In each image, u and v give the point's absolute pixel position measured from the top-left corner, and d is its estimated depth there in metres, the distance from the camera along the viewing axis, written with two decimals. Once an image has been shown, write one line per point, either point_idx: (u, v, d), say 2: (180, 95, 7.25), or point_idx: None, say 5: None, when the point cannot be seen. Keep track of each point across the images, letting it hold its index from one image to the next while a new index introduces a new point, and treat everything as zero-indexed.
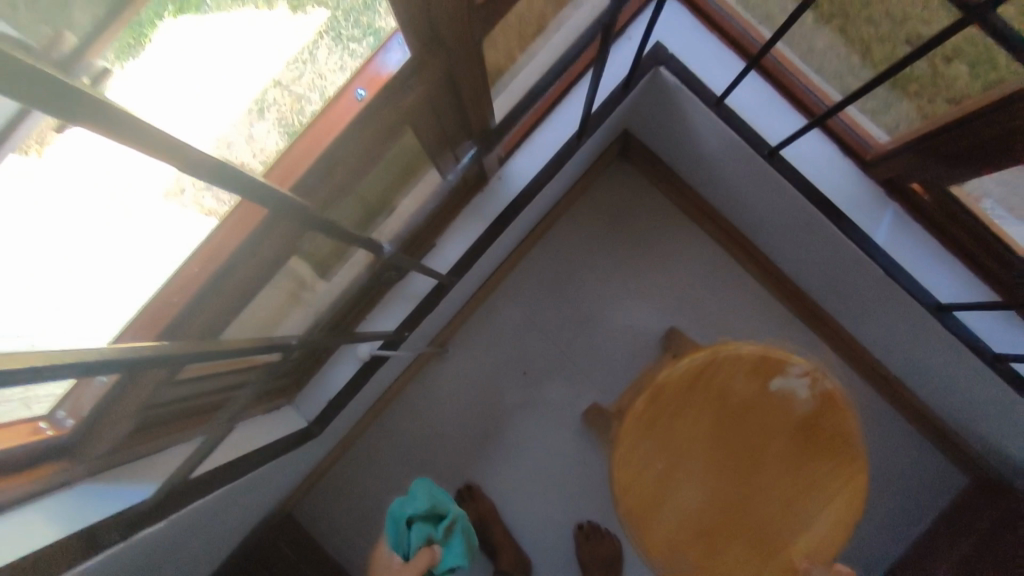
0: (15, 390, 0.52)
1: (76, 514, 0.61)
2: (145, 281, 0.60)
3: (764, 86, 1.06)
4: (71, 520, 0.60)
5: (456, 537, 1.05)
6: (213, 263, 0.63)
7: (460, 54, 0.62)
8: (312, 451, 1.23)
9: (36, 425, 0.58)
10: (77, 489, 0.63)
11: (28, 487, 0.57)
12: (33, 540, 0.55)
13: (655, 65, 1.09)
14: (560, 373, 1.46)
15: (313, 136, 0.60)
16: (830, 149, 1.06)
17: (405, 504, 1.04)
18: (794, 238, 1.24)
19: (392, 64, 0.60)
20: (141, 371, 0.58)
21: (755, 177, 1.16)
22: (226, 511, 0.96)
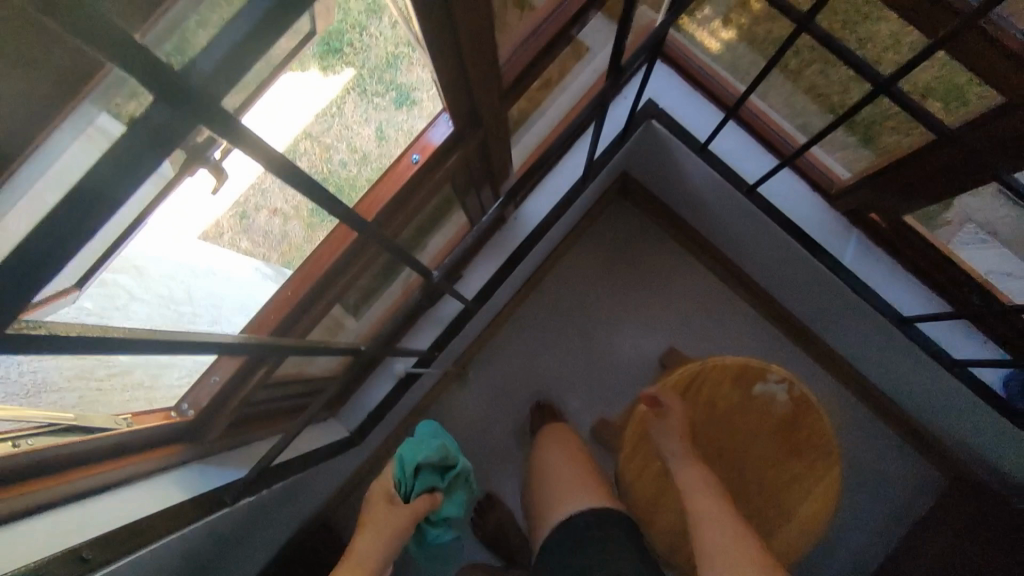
0: (159, 383, 0.69)
1: (191, 486, 0.77)
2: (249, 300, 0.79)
3: (741, 134, 1.25)
4: (190, 489, 0.76)
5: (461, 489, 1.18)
6: (302, 288, 0.83)
7: (490, 122, 0.81)
8: (351, 461, 1.38)
9: (168, 413, 0.75)
10: (189, 468, 0.79)
11: (160, 461, 0.74)
12: (165, 500, 0.71)
13: (647, 118, 1.28)
14: (572, 390, 1.61)
15: (387, 181, 0.79)
16: (800, 186, 1.24)
17: (416, 450, 1.09)
18: (775, 264, 1.41)
19: (440, 135, 0.78)
20: (248, 371, 0.76)
21: (737, 211, 1.34)
22: (285, 507, 1.11)
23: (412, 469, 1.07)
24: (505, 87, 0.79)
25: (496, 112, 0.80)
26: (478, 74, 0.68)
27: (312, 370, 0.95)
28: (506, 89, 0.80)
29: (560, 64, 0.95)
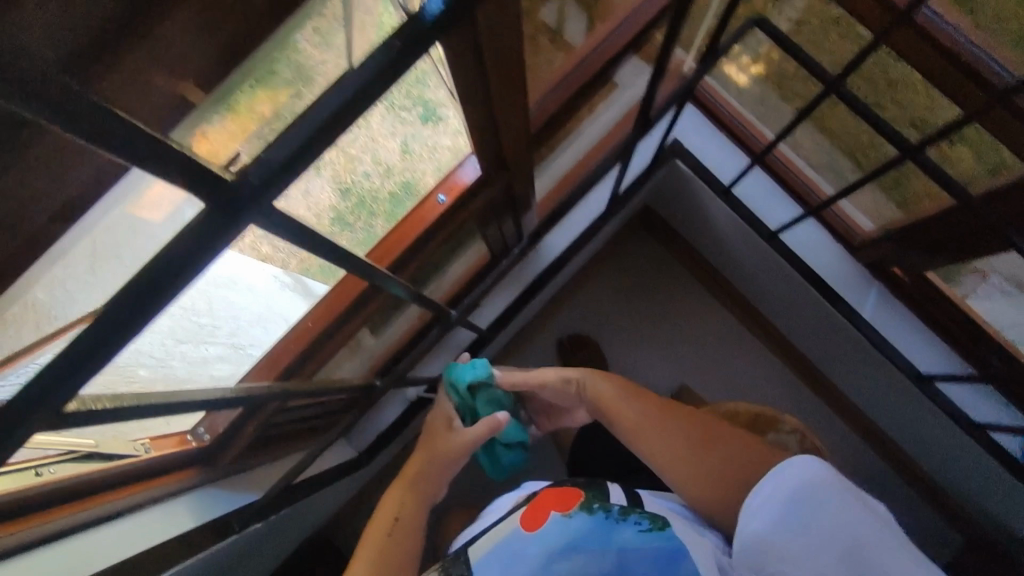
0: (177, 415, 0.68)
1: (201, 510, 0.80)
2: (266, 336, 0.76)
3: (766, 180, 1.25)
4: (199, 514, 0.79)
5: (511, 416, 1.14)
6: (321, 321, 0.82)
7: (516, 162, 0.81)
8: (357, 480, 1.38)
9: (184, 437, 0.75)
10: (202, 491, 0.81)
11: (175, 486, 0.76)
12: (173, 528, 0.73)
13: (673, 157, 1.30)
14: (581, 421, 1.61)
15: (405, 226, 0.77)
16: (823, 236, 1.24)
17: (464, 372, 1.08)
18: (794, 309, 1.40)
19: (468, 176, 0.77)
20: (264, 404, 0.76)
21: (757, 254, 1.35)
22: (289, 526, 1.11)
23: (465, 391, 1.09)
24: (533, 134, 0.80)
25: (523, 158, 0.81)
26: (508, 126, 0.69)
27: (326, 395, 0.97)
28: (534, 135, 0.81)
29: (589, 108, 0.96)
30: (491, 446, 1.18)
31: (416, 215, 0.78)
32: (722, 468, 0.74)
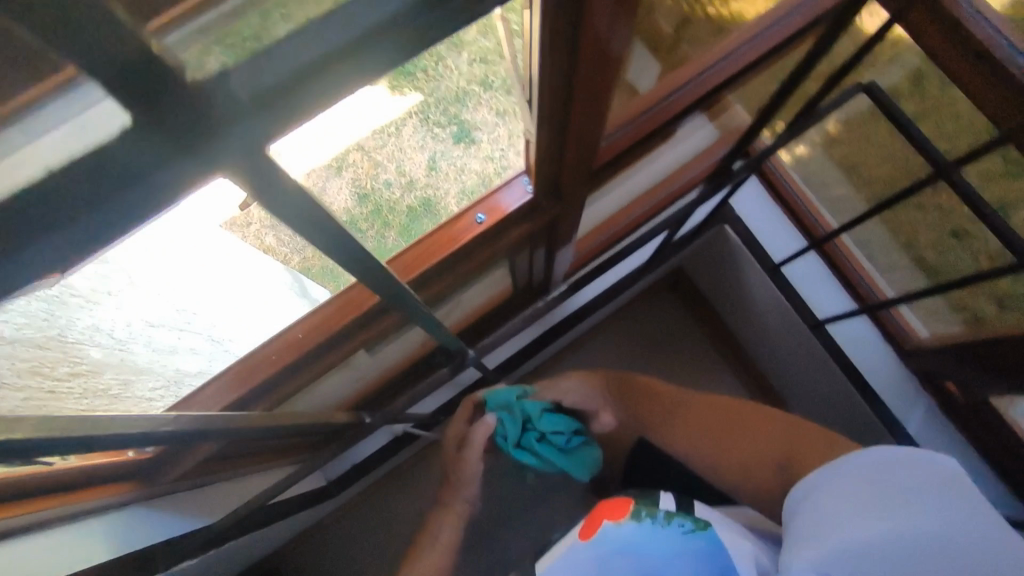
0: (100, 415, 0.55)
1: (124, 533, 0.63)
2: (238, 316, 0.66)
3: (818, 264, 1.14)
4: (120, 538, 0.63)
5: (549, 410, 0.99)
6: (317, 331, 0.71)
7: (571, 191, 0.69)
8: (318, 513, 1.22)
9: (124, 447, 0.61)
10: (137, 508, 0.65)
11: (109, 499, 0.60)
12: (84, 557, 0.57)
13: (722, 222, 1.22)
14: None
15: (434, 242, 0.68)
16: (873, 334, 1.12)
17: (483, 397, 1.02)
18: (828, 409, 1.27)
19: (514, 199, 0.69)
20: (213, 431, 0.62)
21: (797, 344, 1.23)
22: (229, 560, 0.95)
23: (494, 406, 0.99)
24: (598, 163, 0.69)
25: (581, 188, 0.71)
26: (578, 147, 0.59)
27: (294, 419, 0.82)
28: (598, 165, 0.70)
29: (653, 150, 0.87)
30: (553, 442, 0.96)
31: (448, 234, 0.69)
32: (777, 437, 0.76)
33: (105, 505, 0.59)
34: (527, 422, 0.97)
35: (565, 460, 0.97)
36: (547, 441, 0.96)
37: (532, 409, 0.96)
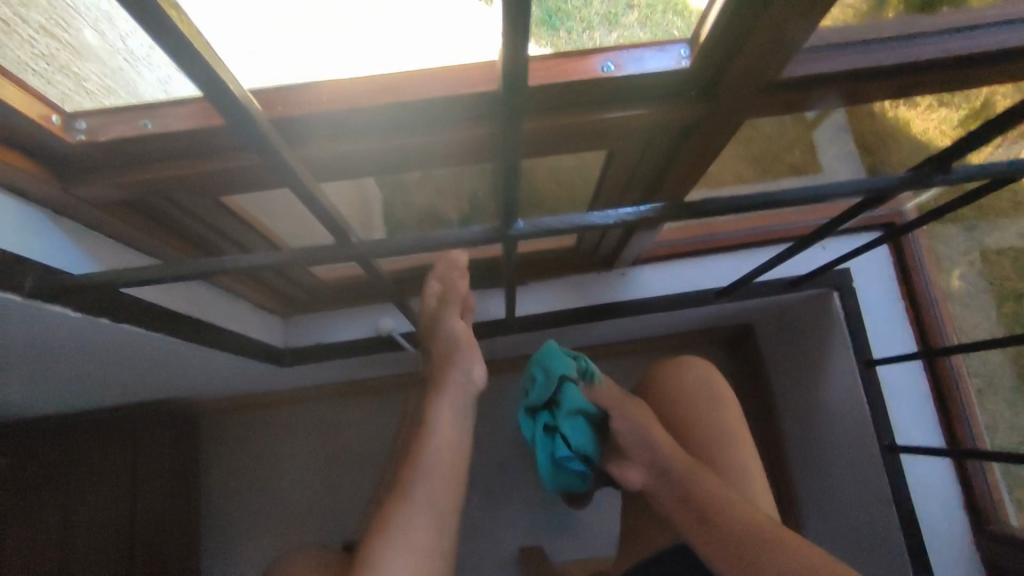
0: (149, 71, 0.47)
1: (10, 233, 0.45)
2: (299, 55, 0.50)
3: (921, 380, 0.96)
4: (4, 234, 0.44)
5: (585, 424, 0.89)
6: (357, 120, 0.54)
7: (749, 106, 0.51)
8: (258, 378, 1.05)
9: (48, 114, 0.46)
10: (32, 213, 0.47)
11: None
12: None
13: (831, 287, 0.97)
14: (518, 490, 1.27)
15: (549, 68, 0.48)
16: (951, 487, 0.94)
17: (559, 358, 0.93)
18: (850, 549, 1.06)
19: (651, 68, 0.48)
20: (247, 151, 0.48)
21: (852, 463, 1.01)
22: (140, 365, 0.78)
23: (550, 377, 0.92)
24: (783, 78, 0.49)
25: (745, 102, 0.50)
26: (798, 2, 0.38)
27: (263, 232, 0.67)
28: (781, 82, 0.50)
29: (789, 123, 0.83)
30: (559, 445, 0.91)
31: (562, 65, 0.49)
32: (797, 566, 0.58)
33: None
34: (556, 405, 0.92)
35: (550, 464, 0.94)
36: (555, 441, 0.91)
37: (567, 403, 0.89)
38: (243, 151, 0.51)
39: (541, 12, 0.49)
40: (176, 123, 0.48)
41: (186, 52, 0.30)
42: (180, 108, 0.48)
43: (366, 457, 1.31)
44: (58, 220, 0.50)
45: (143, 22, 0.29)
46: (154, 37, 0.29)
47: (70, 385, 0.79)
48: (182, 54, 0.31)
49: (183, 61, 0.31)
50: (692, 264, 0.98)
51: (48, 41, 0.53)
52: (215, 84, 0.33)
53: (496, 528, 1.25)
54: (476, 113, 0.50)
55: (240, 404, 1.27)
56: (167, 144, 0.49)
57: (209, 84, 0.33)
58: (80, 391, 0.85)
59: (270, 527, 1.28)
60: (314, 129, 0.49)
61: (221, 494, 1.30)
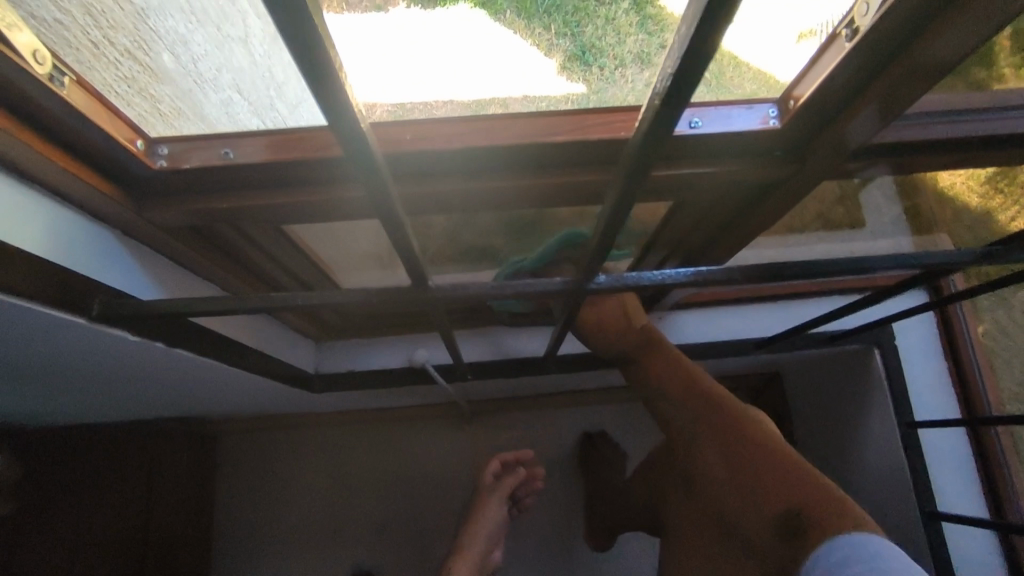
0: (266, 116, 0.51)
1: (91, 256, 0.45)
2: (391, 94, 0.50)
3: (962, 446, 0.94)
4: (87, 259, 0.45)
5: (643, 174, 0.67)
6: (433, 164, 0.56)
7: (828, 169, 0.51)
8: (284, 401, 1.04)
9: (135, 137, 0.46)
10: (109, 237, 0.48)
11: (80, 186, 0.42)
12: (29, 234, 0.39)
13: (872, 344, 0.96)
14: (530, 528, 1.25)
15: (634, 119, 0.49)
16: (994, 559, 0.91)
17: None
18: None
19: (746, 128, 0.49)
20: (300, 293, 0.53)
21: (887, 526, 0.98)
22: (174, 385, 0.77)
23: None
24: (868, 144, 0.49)
25: (828, 167, 0.51)
26: (898, 88, 0.40)
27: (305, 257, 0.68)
28: (864, 146, 0.50)
29: (840, 195, 0.85)
30: None
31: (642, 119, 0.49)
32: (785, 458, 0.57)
33: (46, 171, 0.40)
34: None
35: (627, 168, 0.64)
36: None
37: None
38: (320, 185, 0.51)
39: (574, 48, 0.52)
40: (259, 155, 0.48)
41: (345, 128, 0.30)
42: (263, 140, 0.49)
43: (379, 485, 1.29)
44: (130, 244, 0.51)
45: (327, 105, 0.28)
46: (328, 114, 0.29)
47: (101, 400, 0.78)
48: (340, 130, 0.30)
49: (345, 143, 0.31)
50: (732, 314, 0.98)
51: (131, 63, 0.54)
52: (366, 158, 0.32)
53: (507, 568, 1.23)
54: (551, 158, 0.51)
55: (259, 424, 1.25)
56: (244, 174, 0.49)
57: (358, 158, 0.32)
58: (106, 406, 0.83)
59: (277, 553, 1.25)
60: (400, 168, 0.51)
61: (229, 515, 1.27)
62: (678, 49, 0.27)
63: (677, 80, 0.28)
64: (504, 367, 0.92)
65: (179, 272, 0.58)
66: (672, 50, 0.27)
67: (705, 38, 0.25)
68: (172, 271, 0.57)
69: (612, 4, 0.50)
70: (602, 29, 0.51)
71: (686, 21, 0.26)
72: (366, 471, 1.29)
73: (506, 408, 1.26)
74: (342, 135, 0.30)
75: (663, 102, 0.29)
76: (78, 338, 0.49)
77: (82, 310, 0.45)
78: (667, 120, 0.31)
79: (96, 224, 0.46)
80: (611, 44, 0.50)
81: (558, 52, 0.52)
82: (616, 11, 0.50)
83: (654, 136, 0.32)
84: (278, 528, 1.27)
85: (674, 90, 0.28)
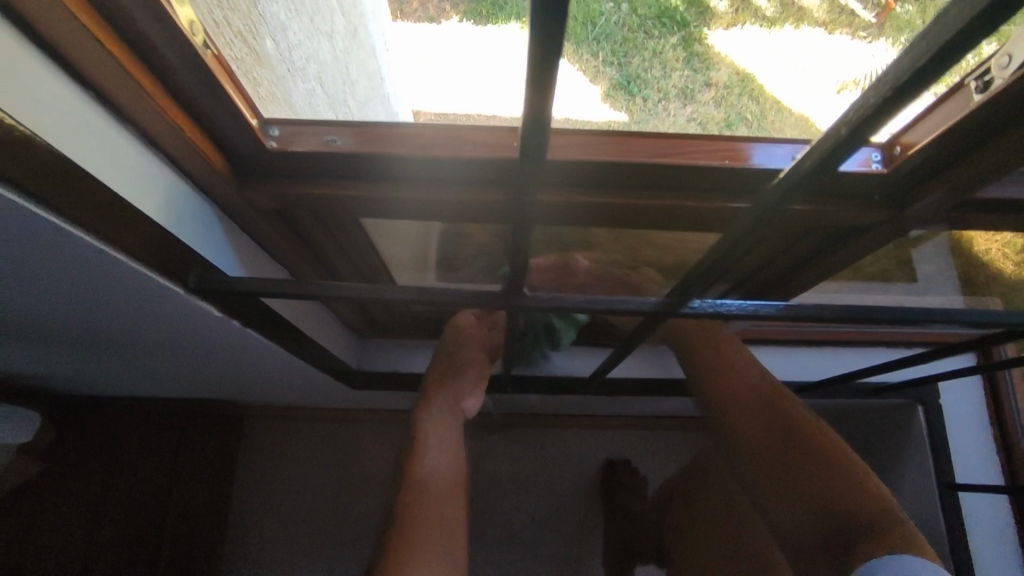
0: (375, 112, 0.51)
1: (196, 227, 0.46)
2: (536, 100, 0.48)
3: (1001, 513, 0.92)
4: (192, 231, 0.46)
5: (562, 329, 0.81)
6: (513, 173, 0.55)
7: (924, 218, 0.52)
8: (319, 394, 1.04)
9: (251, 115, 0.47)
10: (212, 212, 0.49)
11: (196, 160, 0.43)
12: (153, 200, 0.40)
13: (918, 401, 0.95)
14: (544, 550, 1.23)
15: (727, 146, 0.52)
16: None
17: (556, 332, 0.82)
18: None
19: (851, 169, 0.49)
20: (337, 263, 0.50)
21: None
22: (226, 366, 0.77)
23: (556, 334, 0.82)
24: (969, 197, 0.50)
25: (926, 216, 0.51)
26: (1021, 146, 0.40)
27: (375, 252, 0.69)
28: (964, 200, 0.50)
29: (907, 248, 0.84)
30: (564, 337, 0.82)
31: (726, 148, 0.52)
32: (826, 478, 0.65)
33: (175, 141, 0.41)
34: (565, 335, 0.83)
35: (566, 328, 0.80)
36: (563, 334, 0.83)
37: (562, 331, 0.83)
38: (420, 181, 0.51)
39: (619, 76, 0.51)
40: (368, 145, 0.48)
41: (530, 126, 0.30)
42: (371, 132, 0.49)
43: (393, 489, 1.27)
44: (226, 220, 0.51)
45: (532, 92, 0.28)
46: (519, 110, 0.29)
47: (149, 372, 0.79)
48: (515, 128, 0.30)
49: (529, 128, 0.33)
50: (778, 353, 0.97)
51: (241, 45, 0.55)
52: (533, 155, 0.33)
53: None
54: (649, 177, 0.52)
55: (282, 412, 1.25)
56: (348, 163, 0.50)
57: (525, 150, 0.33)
58: (149, 379, 0.84)
59: (289, 544, 1.25)
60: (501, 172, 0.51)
61: (244, 503, 1.27)
62: (887, 84, 0.26)
63: (870, 114, 0.27)
64: (550, 383, 0.92)
65: (262, 254, 0.59)
66: (879, 81, 0.27)
67: (924, 75, 0.25)
68: (257, 252, 0.58)
69: (660, 38, 0.48)
70: (648, 60, 0.50)
71: (902, 60, 0.26)
72: (381, 473, 1.27)
73: (532, 424, 1.25)
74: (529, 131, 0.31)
75: (849, 130, 0.29)
76: (168, 307, 0.50)
77: (184, 280, 0.45)
78: (845, 150, 0.30)
79: (202, 197, 0.47)
80: (656, 77, 0.51)
81: (604, 78, 0.49)
82: (664, 46, 0.49)
83: (823, 162, 0.32)
84: (291, 521, 1.26)
85: (858, 130, 0.28)
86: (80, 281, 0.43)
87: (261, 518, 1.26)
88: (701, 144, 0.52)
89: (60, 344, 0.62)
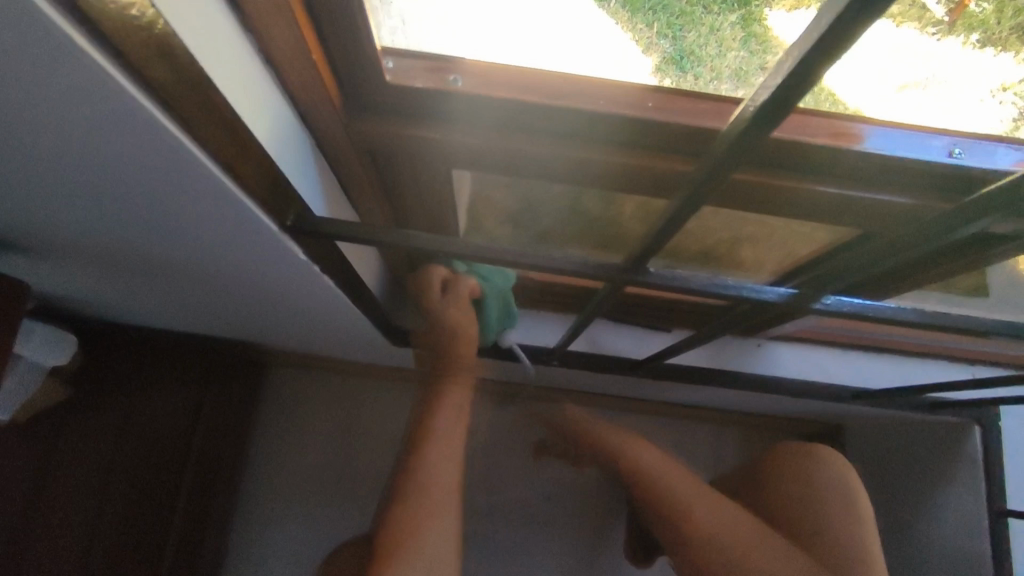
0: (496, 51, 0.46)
1: (297, 161, 0.42)
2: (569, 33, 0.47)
3: None
4: (294, 166, 0.42)
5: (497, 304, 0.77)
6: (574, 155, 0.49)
7: None
8: (357, 346, 1.01)
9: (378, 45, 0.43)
10: (311, 148, 0.45)
11: (319, 84, 0.39)
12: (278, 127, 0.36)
13: (976, 420, 0.92)
14: (561, 525, 1.22)
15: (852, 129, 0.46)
16: None
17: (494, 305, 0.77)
18: None
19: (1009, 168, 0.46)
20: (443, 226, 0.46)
21: None
22: (278, 309, 0.74)
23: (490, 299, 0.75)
24: None
25: None
26: None
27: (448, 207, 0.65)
28: None
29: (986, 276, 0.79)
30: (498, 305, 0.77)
31: (841, 129, 0.46)
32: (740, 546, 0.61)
33: (308, 61, 0.37)
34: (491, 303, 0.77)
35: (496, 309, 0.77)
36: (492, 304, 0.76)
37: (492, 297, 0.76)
38: (536, 134, 0.47)
39: (672, 51, 0.47)
40: (489, 91, 0.45)
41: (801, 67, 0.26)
42: (495, 76, 0.45)
43: None
44: (318, 160, 0.47)
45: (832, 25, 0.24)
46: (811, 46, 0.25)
47: (198, 305, 0.75)
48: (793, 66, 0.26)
49: (781, 90, 0.28)
50: (833, 357, 0.94)
51: None
52: (763, 121, 0.30)
53: (531, 558, 1.21)
54: (780, 155, 0.47)
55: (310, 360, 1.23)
56: (466, 107, 0.46)
57: (768, 101, 0.29)
58: (193, 312, 0.81)
59: (306, 492, 1.24)
60: (624, 135, 0.47)
61: (264, 446, 1.25)
62: None
63: None
64: (602, 362, 0.89)
65: (341, 197, 0.55)
66: None
67: None
68: (338, 195, 0.54)
69: (719, 14, 0.46)
70: (705, 37, 0.47)
71: None
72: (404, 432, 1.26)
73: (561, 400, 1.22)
74: (795, 75, 0.27)
75: None
76: (256, 244, 0.46)
77: (284, 217, 0.42)
78: None
79: (306, 131, 0.43)
80: (709, 55, 0.46)
81: (656, 51, 0.47)
82: (721, 23, 0.46)
83: None
84: (308, 469, 1.25)
85: None
86: (187, 211, 0.40)
87: (281, 462, 1.25)
88: (820, 120, 0.46)
89: (123, 269, 0.59)
